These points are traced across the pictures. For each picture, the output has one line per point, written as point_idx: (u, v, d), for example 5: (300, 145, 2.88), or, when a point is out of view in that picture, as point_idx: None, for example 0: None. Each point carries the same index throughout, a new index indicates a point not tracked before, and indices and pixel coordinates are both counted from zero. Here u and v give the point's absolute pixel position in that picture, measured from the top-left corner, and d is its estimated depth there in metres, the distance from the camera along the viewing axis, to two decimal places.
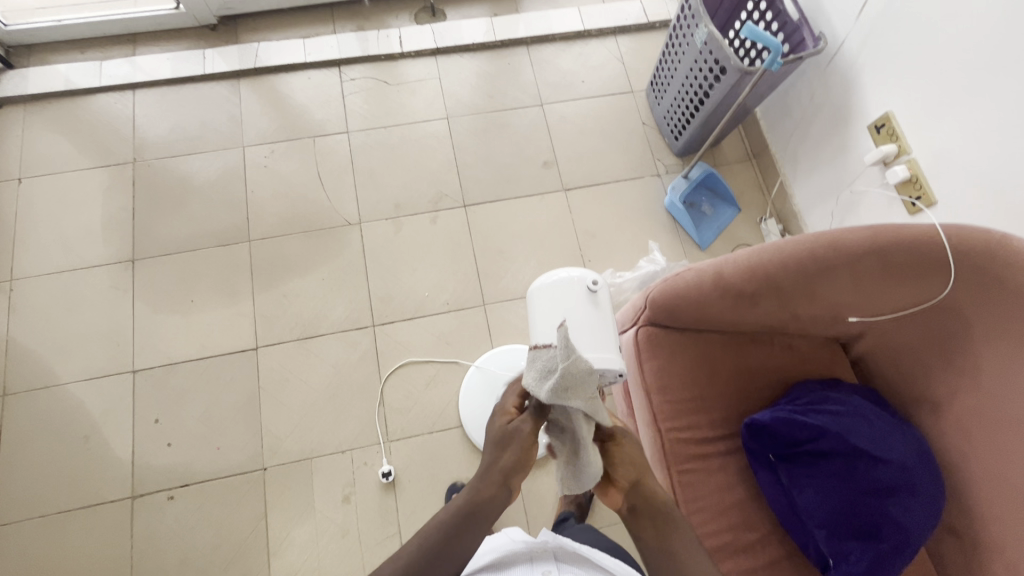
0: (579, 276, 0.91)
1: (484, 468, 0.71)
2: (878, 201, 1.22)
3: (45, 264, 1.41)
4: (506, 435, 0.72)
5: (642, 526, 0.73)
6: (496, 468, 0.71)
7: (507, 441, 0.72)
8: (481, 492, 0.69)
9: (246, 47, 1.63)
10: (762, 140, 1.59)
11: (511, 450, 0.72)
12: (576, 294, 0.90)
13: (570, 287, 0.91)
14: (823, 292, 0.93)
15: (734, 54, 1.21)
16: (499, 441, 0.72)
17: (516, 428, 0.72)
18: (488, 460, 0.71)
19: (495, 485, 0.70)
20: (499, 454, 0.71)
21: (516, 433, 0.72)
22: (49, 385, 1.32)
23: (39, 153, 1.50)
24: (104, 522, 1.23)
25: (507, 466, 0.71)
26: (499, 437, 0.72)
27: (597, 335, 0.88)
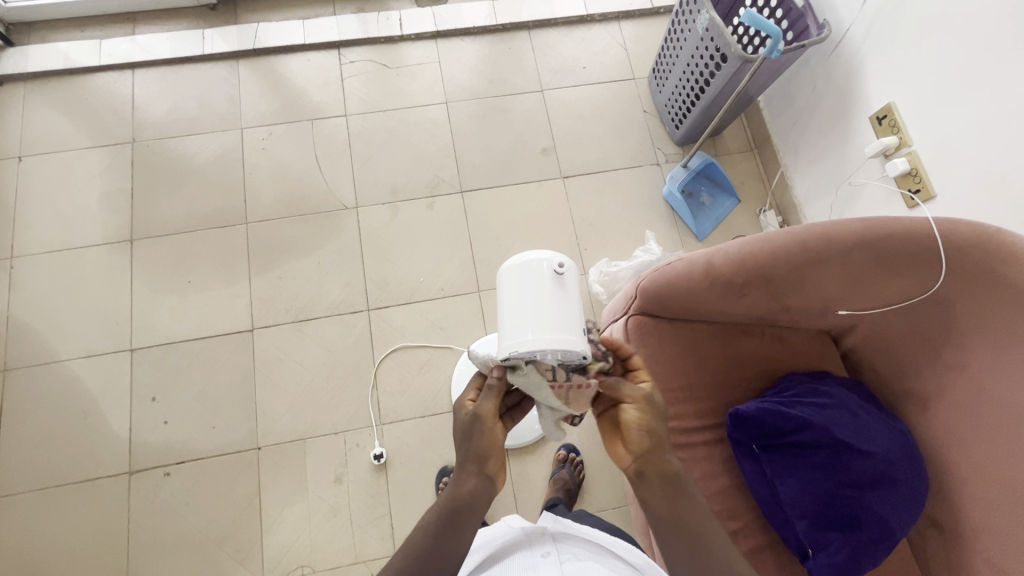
0: (540, 256, 0.74)
1: (460, 462, 0.70)
2: (877, 194, 1.21)
3: (45, 242, 1.42)
4: (470, 424, 0.71)
5: (653, 494, 0.69)
6: (471, 458, 0.70)
7: (472, 428, 0.70)
8: (461, 488, 0.69)
9: (245, 28, 1.62)
10: (764, 130, 1.57)
11: (478, 439, 0.70)
12: (536, 280, 0.72)
13: (530, 271, 0.73)
14: (814, 284, 0.92)
15: (735, 41, 1.19)
16: (466, 431, 0.71)
17: (477, 417, 0.71)
18: (461, 453, 0.70)
19: (473, 478, 0.69)
20: (470, 443, 0.70)
21: (477, 420, 0.71)
22: (49, 361, 1.34)
23: (39, 132, 1.51)
24: (102, 496, 1.26)
25: (482, 454, 0.70)
26: (464, 427, 0.71)
27: (560, 322, 0.71)
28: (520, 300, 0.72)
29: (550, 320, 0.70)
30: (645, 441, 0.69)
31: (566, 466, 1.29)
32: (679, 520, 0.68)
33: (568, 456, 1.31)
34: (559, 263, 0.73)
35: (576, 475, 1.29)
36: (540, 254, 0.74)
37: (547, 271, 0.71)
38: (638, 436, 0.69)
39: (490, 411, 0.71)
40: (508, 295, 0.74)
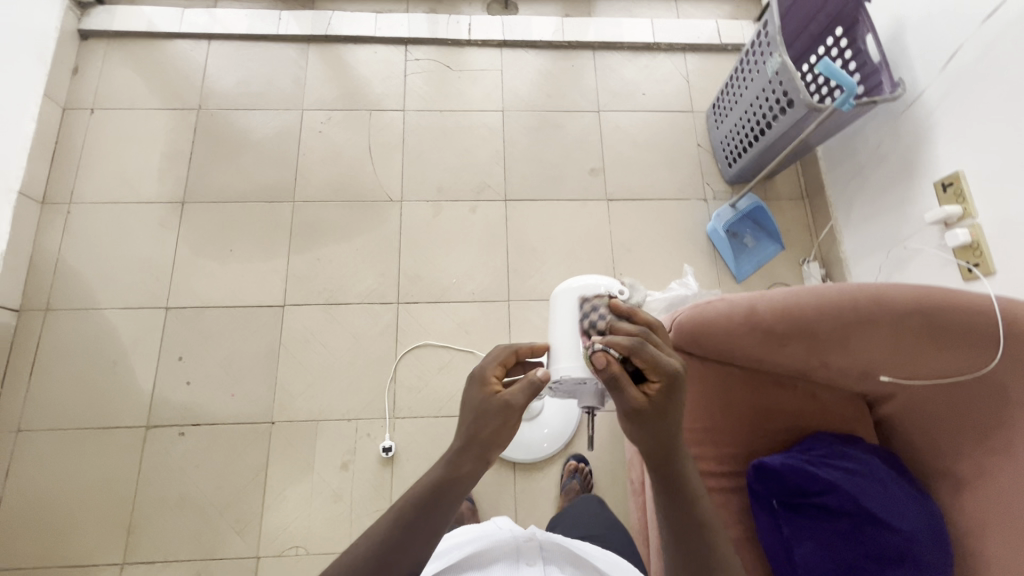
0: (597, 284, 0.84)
1: (461, 440, 0.66)
2: (932, 262, 1.17)
3: (102, 193, 1.48)
4: (491, 407, 0.67)
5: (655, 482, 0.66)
6: (476, 440, 0.65)
7: (492, 416, 0.66)
8: (456, 469, 0.64)
9: (321, 14, 1.68)
10: (818, 181, 1.54)
11: (491, 422, 0.66)
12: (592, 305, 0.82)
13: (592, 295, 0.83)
14: (859, 345, 0.89)
15: (805, 88, 1.18)
16: (482, 409, 0.67)
17: (504, 401, 0.66)
18: (467, 428, 0.66)
19: (471, 461, 0.65)
20: (479, 425, 0.66)
21: (503, 409, 0.66)
22: (88, 307, 1.38)
23: (114, 87, 1.57)
24: (118, 445, 1.29)
25: (486, 441, 0.65)
26: (482, 404, 0.67)
27: None
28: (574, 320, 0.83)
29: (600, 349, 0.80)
30: (637, 434, 0.65)
31: (576, 477, 1.28)
32: (690, 536, 0.62)
33: (577, 466, 1.30)
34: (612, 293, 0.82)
35: (586, 484, 1.29)
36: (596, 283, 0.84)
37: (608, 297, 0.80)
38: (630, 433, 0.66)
39: (520, 402, 0.67)
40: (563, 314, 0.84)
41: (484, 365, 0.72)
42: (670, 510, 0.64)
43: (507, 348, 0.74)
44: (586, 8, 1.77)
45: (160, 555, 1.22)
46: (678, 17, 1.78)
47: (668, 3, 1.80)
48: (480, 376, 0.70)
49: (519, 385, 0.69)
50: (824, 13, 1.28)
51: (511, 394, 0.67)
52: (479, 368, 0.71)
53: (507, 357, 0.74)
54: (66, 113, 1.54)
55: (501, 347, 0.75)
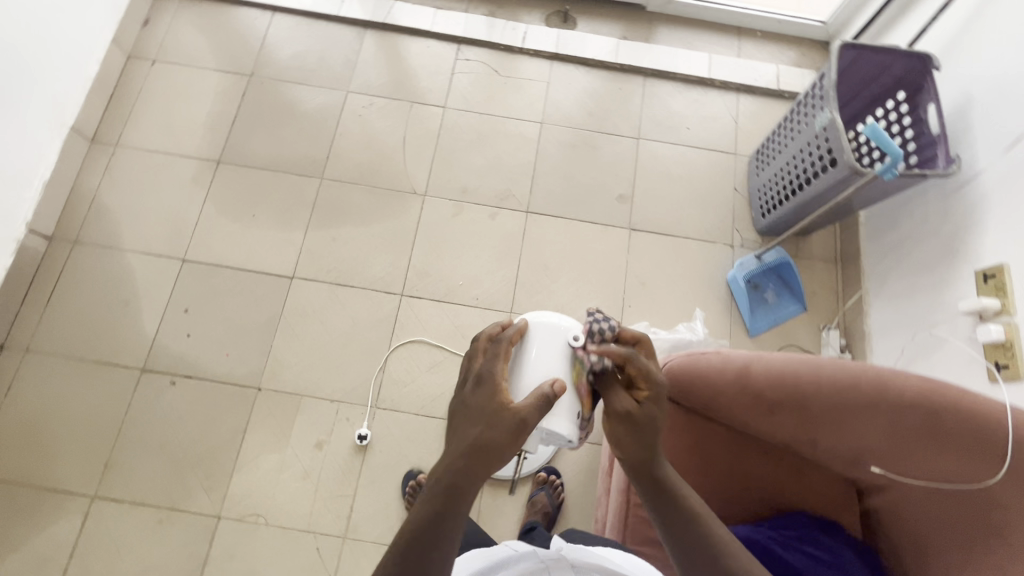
0: (560, 324, 0.80)
1: (469, 451, 0.62)
2: (959, 355, 1.09)
3: (147, 141, 1.54)
4: (504, 421, 0.64)
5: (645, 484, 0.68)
6: (487, 454, 0.62)
7: (504, 432, 0.64)
8: (465, 471, 0.61)
9: (383, 2, 1.71)
10: (854, 246, 1.46)
11: (500, 429, 0.64)
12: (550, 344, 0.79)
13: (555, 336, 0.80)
14: (852, 429, 0.84)
15: (850, 148, 1.12)
16: (494, 418, 0.65)
17: (518, 417, 0.65)
18: (479, 435, 0.63)
19: (481, 465, 0.62)
20: (490, 438, 0.63)
21: (516, 426, 0.65)
22: (112, 246, 1.44)
23: (178, 43, 1.64)
24: (113, 382, 1.34)
25: (499, 449, 0.63)
26: (493, 415, 0.65)
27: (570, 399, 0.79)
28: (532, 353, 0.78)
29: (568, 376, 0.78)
30: (629, 434, 0.70)
31: (545, 489, 1.26)
32: (697, 540, 0.64)
33: (548, 478, 1.28)
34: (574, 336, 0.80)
35: (555, 498, 1.26)
36: (561, 323, 0.81)
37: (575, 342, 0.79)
38: (620, 433, 0.70)
39: (534, 421, 0.66)
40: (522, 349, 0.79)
41: (492, 368, 0.70)
42: (669, 513, 0.66)
43: (505, 345, 0.73)
44: (645, 34, 1.75)
45: (130, 496, 1.26)
46: (739, 56, 1.73)
47: (731, 40, 1.75)
48: (490, 381, 0.68)
49: (530, 400, 0.68)
50: (887, 75, 1.23)
51: (526, 411, 0.66)
52: (486, 371, 0.69)
53: (507, 356, 0.72)
54: (130, 61, 1.62)
55: (499, 344, 0.73)
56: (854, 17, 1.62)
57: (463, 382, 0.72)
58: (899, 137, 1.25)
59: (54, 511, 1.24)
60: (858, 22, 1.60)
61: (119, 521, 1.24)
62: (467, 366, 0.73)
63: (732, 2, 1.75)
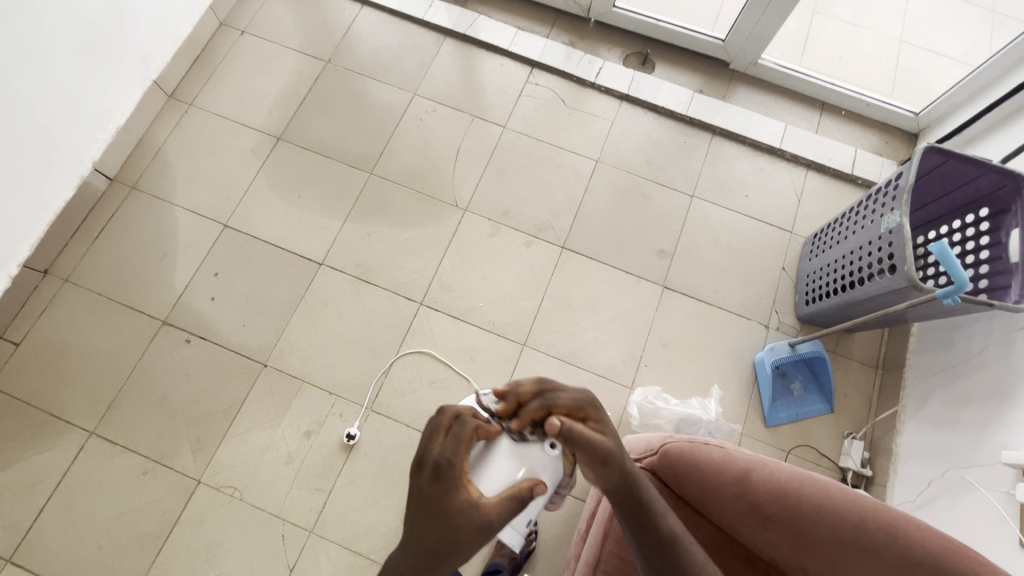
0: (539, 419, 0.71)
1: (428, 556, 0.60)
2: (990, 508, 0.99)
3: (219, 106, 1.61)
4: (468, 525, 0.61)
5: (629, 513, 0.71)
6: (447, 557, 0.61)
7: (467, 533, 0.61)
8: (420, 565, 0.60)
9: (468, 14, 1.73)
10: (900, 357, 1.36)
11: (460, 530, 0.60)
12: (522, 437, 0.69)
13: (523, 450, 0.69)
14: (849, 568, 0.76)
15: (914, 261, 1.04)
16: (456, 517, 0.61)
17: (482, 522, 0.61)
18: (439, 537, 0.60)
19: (437, 561, 0.61)
20: (452, 543, 0.60)
21: (482, 528, 0.61)
22: (164, 199, 1.51)
23: (268, 19, 1.71)
24: (134, 329, 1.39)
25: (457, 552, 0.61)
26: (458, 515, 0.61)
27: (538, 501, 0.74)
28: (504, 446, 0.68)
29: (554, 465, 0.70)
30: (614, 473, 0.70)
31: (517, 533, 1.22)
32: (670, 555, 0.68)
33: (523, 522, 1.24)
34: (552, 438, 0.70)
35: (526, 545, 1.22)
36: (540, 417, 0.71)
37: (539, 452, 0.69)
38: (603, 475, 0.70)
39: (501, 523, 0.63)
40: (490, 441, 0.68)
41: (454, 459, 0.62)
42: (651, 541, 0.69)
43: (471, 431, 0.63)
44: (722, 91, 1.70)
45: (124, 441, 1.30)
46: (816, 132, 1.65)
47: (811, 114, 1.68)
48: (452, 475, 0.62)
49: (501, 500, 0.64)
50: (971, 187, 1.14)
51: (494, 512, 0.63)
52: (447, 462, 0.62)
53: (471, 441, 0.63)
54: (221, 29, 1.70)
55: (463, 427, 0.63)
56: (949, 115, 1.52)
57: (417, 464, 0.63)
58: (971, 255, 1.15)
59: (53, 438, 1.29)
60: (952, 122, 1.50)
61: (108, 462, 1.28)
62: (423, 446, 0.64)
63: (821, 75, 1.67)
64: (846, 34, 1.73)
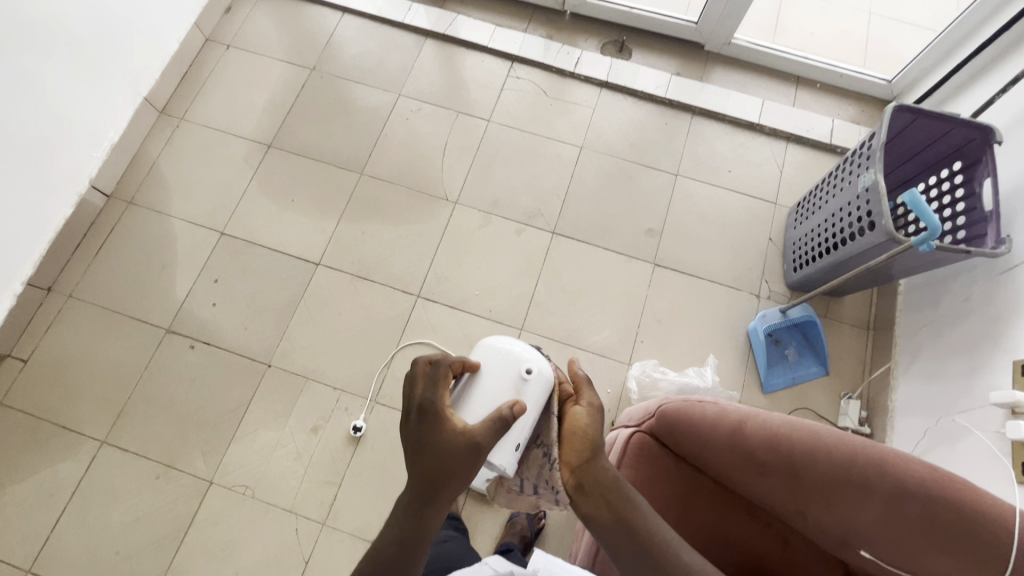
0: (518, 351, 0.78)
1: (427, 486, 0.63)
2: (983, 448, 1.01)
3: (209, 119, 1.65)
4: (458, 450, 0.64)
5: (604, 517, 0.68)
6: (445, 484, 0.63)
7: (460, 457, 0.64)
8: (422, 492, 0.63)
9: (446, 14, 1.78)
10: (889, 316, 1.39)
11: (451, 455, 0.64)
12: (502, 371, 0.77)
13: (501, 370, 0.77)
14: (844, 507, 0.79)
15: (890, 215, 1.07)
16: (444, 445, 0.64)
17: (469, 442, 0.64)
18: (434, 466, 0.63)
19: (437, 485, 0.63)
20: (446, 471, 0.63)
21: (471, 451, 0.64)
22: (160, 212, 1.54)
23: (251, 32, 1.75)
24: (139, 338, 1.42)
25: (454, 476, 0.63)
26: (445, 445, 0.64)
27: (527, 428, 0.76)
28: (484, 377, 0.77)
29: (533, 387, 0.76)
30: (583, 443, 0.73)
31: (526, 512, 1.24)
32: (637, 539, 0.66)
33: None
34: (529, 366, 0.77)
35: (535, 523, 1.24)
36: (520, 350, 0.79)
37: (514, 372, 0.76)
38: (580, 444, 0.73)
39: (489, 445, 0.65)
40: (474, 376, 0.78)
41: (434, 398, 0.66)
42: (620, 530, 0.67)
43: (444, 370, 0.68)
44: (699, 73, 1.74)
45: (135, 448, 1.32)
46: (793, 106, 1.69)
47: (787, 89, 1.72)
48: (435, 412, 0.66)
49: (486, 423, 0.66)
50: (943, 143, 1.17)
51: (481, 435, 0.65)
52: (429, 401, 0.66)
53: (447, 380, 0.69)
54: (207, 44, 1.74)
55: (437, 369, 0.69)
56: (921, 80, 1.56)
57: (407, 411, 0.68)
58: (948, 208, 1.19)
59: (65, 450, 1.32)
60: (923, 86, 1.54)
61: (121, 469, 1.30)
62: (408, 394, 0.69)
63: (793, 50, 1.72)
64: (815, 10, 1.78)
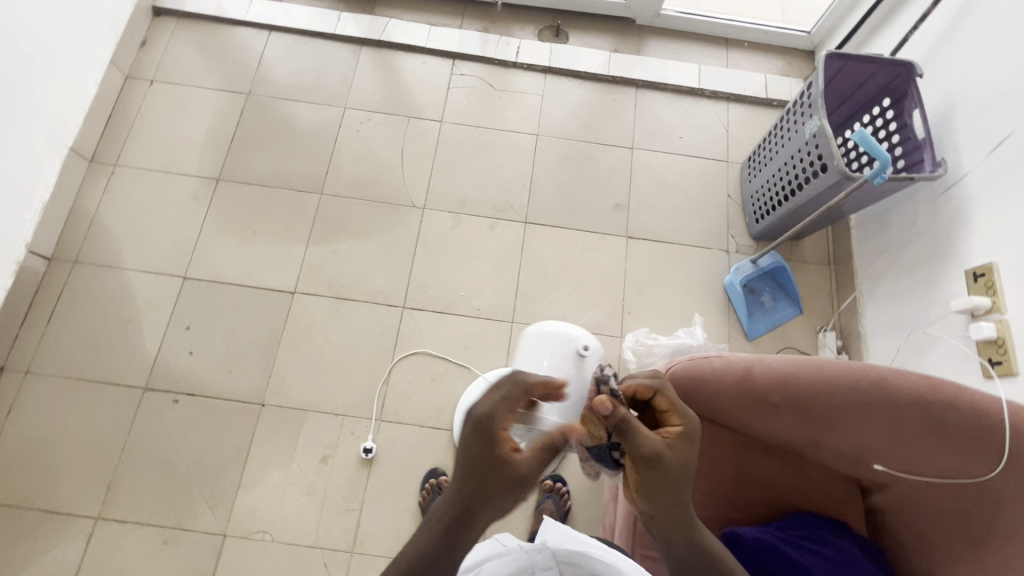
0: (575, 334, 1.09)
1: (469, 505, 0.64)
2: (951, 352, 1.12)
3: (146, 161, 1.55)
4: (507, 477, 0.65)
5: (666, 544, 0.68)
6: (488, 507, 0.64)
7: (507, 486, 0.65)
8: (465, 508, 0.64)
9: (378, 20, 1.74)
10: (847, 250, 1.50)
11: (498, 480, 0.64)
12: (562, 349, 1.08)
13: (560, 348, 1.08)
14: (854, 428, 0.85)
15: (839, 154, 1.15)
16: (494, 468, 0.64)
17: (518, 475, 0.65)
18: (481, 485, 0.64)
19: (479, 505, 0.64)
20: (492, 493, 0.64)
21: (518, 482, 0.65)
22: (112, 266, 1.44)
23: (175, 63, 1.66)
24: (116, 402, 1.33)
25: (495, 497, 0.64)
26: (500, 467, 0.64)
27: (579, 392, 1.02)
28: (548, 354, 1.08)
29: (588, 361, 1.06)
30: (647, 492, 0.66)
31: (552, 497, 1.26)
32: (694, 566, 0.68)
33: (554, 486, 1.29)
34: (582, 346, 1.07)
35: (562, 506, 1.26)
36: (576, 334, 1.10)
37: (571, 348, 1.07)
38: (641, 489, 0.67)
39: (534, 478, 0.66)
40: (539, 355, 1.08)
41: (497, 417, 0.66)
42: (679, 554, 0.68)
43: (518, 395, 0.68)
44: (635, 47, 1.79)
45: (134, 516, 1.25)
46: (727, 66, 1.77)
47: (719, 52, 1.80)
48: (491, 433, 0.66)
49: (535, 452, 0.67)
50: (872, 83, 1.27)
51: (529, 467, 0.66)
52: (489, 419, 0.66)
53: (516, 405, 0.68)
54: (128, 82, 1.63)
55: (511, 390, 0.68)
56: (837, 27, 1.67)
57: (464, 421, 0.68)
58: (885, 142, 1.29)
59: (56, 534, 1.23)
60: (841, 33, 1.65)
61: (123, 541, 1.23)
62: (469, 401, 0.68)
63: (718, 14, 1.80)
64: None
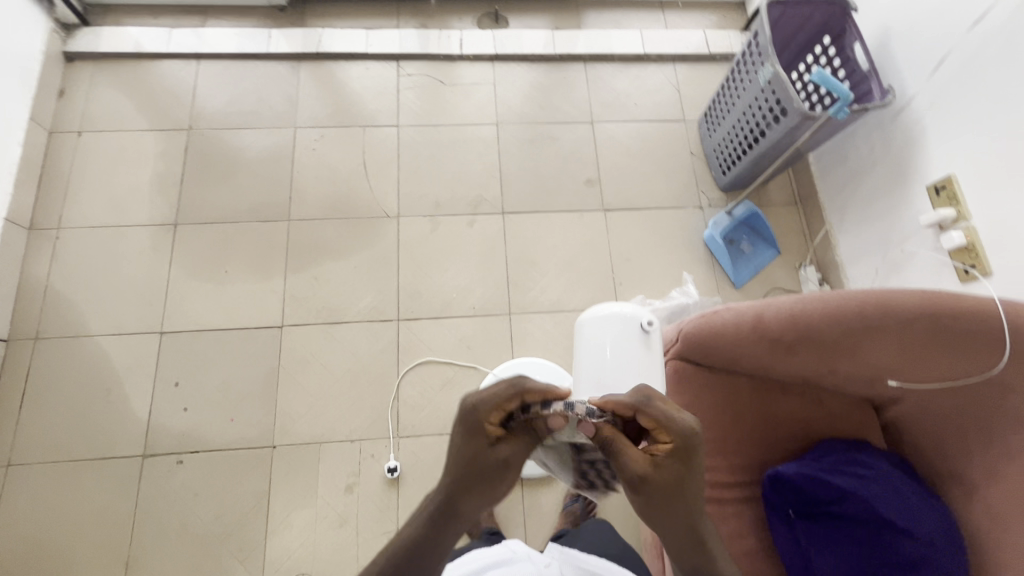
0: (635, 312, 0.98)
1: (455, 490, 0.66)
2: (926, 265, 1.19)
3: (92, 218, 1.45)
4: (489, 463, 0.66)
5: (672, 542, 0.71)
6: (473, 492, 0.66)
7: (490, 473, 0.66)
8: (454, 492, 0.66)
9: (311, 32, 1.67)
10: (811, 187, 1.56)
11: (480, 464, 0.66)
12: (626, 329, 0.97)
13: (624, 329, 0.97)
14: (865, 352, 0.90)
15: (797, 96, 1.19)
16: (479, 454, 0.67)
17: (499, 460, 0.66)
18: (467, 470, 0.66)
19: (464, 489, 0.66)
20: (477, 478, 0.66)
21: (500, 467, 0.66)
22: (79, 335, 1.35)
23: (101, 110, 1.55)
24: (115, 475, 1.25)
25: (480, 483, 0.66)
26: (483, 456, 0.67)
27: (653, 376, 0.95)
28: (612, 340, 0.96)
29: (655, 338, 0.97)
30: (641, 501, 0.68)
31: None
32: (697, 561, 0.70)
33: None
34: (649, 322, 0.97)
35: None
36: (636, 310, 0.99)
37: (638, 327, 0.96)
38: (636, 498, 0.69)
39: (516, 463, 0.67)
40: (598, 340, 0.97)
41: (484, 407, 0.68)
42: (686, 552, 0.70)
43: (507, 391, 0.68)
44: (575, 21, 1.79)
45: None
46: (667, 28, 1.80)
47: (656, 15, 1.83)
48: (478, 421, 0.68)
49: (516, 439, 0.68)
50: (811, 23, 1.32)
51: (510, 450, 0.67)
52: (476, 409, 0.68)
53: (506, 401, 0.69)
54: (53, 137, 1.51)
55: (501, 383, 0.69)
56: None
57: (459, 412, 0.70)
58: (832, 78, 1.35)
59: None
60: None
61: None
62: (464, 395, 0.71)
63: None
64: None
